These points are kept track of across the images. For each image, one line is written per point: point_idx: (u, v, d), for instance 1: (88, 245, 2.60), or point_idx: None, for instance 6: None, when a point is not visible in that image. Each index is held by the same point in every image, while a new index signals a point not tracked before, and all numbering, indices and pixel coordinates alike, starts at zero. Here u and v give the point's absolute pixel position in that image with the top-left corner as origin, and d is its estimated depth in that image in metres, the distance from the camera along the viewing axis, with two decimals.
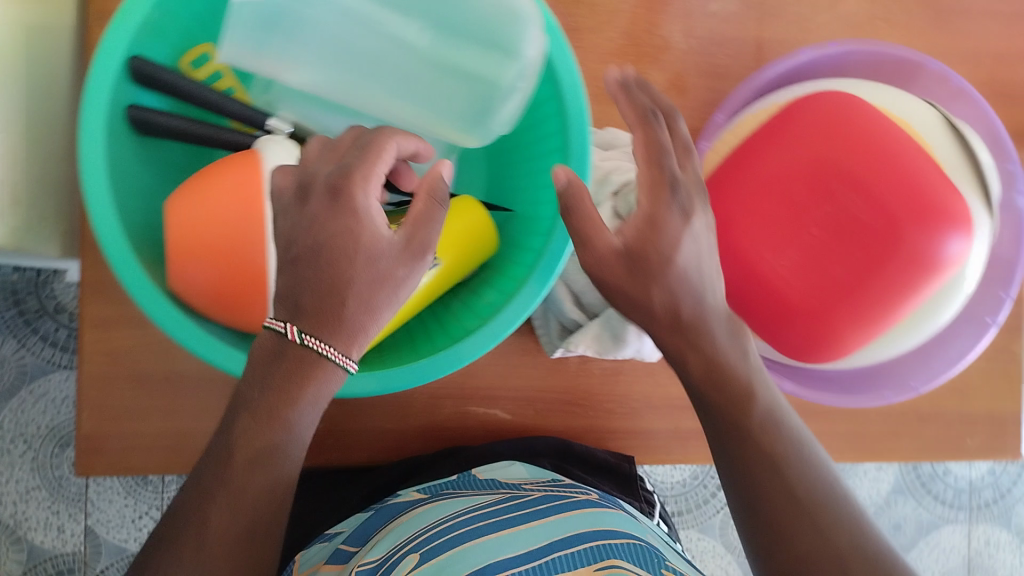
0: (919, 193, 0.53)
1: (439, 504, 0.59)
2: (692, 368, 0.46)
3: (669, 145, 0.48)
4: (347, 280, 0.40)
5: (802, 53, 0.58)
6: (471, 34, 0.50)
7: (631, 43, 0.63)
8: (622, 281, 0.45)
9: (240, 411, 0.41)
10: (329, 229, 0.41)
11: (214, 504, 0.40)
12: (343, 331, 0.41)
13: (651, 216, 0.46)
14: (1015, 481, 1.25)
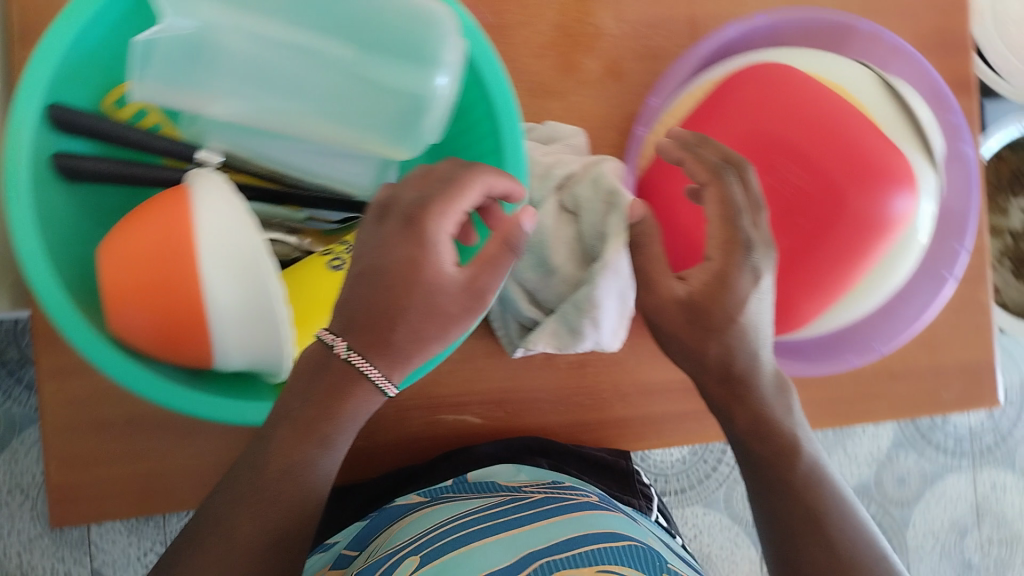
0: (860, 156, 0.53)
1: (444, 506, 0.62)
2: (729, 400, 0.52)
3: (744, 203, 0.50)
4: (404, 307, 0.43)
5: (728, 28, 0.57)
6: (392, 44, 0.50)
7: (563, 35, 0.62)
8: (683, 329, 0.51)
9: (282, 423, 0.43)
10: (394, 253, 0.44)
11: (242, 510, 0.43)
12: (392, 357, 0.44)
13: (721, 275, 0.50)
14: (1015, 422, 1.24)
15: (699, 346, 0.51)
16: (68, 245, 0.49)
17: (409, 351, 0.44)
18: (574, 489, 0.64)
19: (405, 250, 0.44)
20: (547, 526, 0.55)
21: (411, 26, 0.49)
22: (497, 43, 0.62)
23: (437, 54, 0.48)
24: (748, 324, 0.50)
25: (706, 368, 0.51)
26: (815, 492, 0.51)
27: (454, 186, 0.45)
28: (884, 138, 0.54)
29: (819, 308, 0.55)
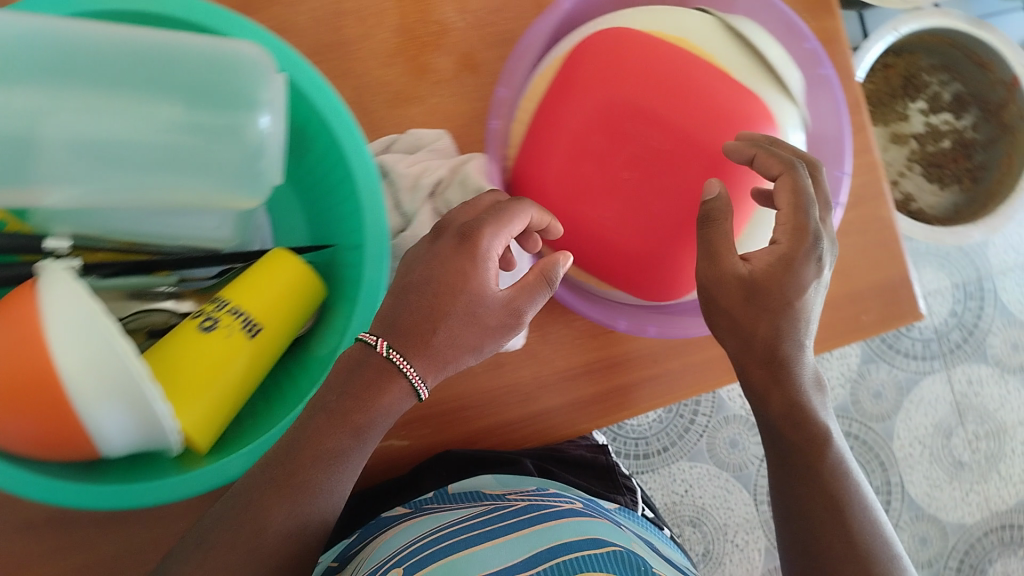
0: (711, 106, 0.53)
1: (424, 518, 0.57)
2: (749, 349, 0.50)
3: (813, 194, 0.49)
4: (445, 312, 0.47)
5: (563, 2, 0.56)
6: (213, 91, 0.48)
7: (408, 38, 0.60)
8: (738, 308, 0.49)
9: (328, 412, 0.44)
10: (447, 264, 0.47)
11: (272, 506, 0.42)
12: (430, 357, 0.47)
13: (789, 259, 0.48)
14: (979, 314, 1.23)
15: (748, 321, 0.49)
16: None
17: (447, 354, 0.47)
18: (559, 495, 0.60)
19: (455, 260, 0.47)
20: (532, 533, 0.51)
21: (225, 68, 0.48)
22: (342, 61, 0.60)
23: (263, 90, 0.47)
24: (802, 308, 0.49)
25: (752, 346, 0.50)
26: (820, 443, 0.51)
27: (506, 209, 0.48)
28: (731, 81, 0.54)
29: None
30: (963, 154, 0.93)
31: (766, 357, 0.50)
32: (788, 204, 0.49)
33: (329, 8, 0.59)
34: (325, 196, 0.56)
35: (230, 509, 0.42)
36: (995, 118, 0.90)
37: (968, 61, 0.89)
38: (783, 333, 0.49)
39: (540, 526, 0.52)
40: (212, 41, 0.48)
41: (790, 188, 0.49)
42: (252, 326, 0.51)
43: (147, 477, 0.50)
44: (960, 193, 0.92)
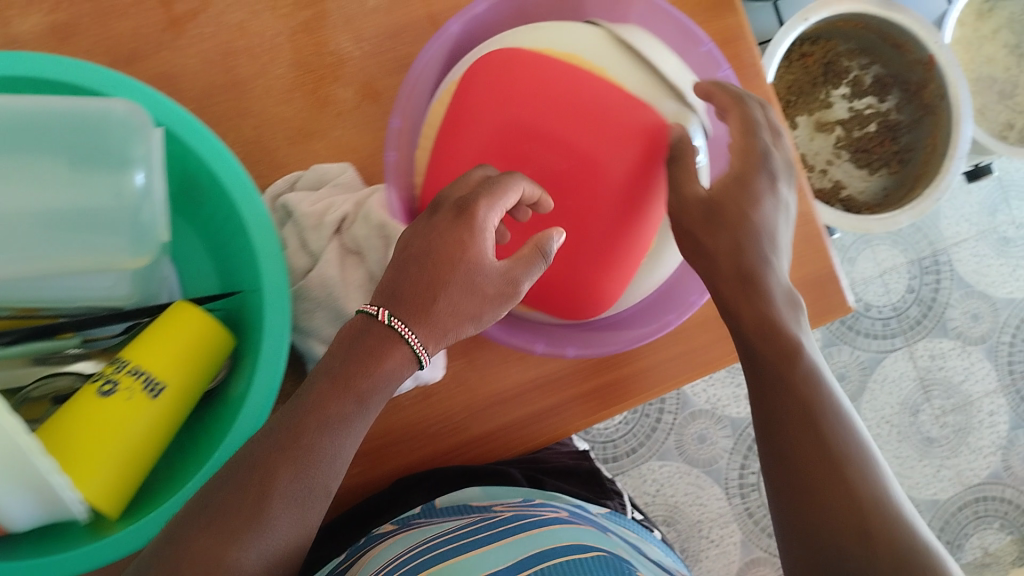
0: (608, 122, 0.51)
1: (410, 534, 0.55)
2: (735, 303, 0.50)
3: (763, 121, 0.54)
4: (444, 281, 0.46)
5: (450, 26, 0.54)
6: (88, 152, 0.47)
7: (305, 72, 0.59)
8: (699, 228, 0.51)
9: (333, 379, 0.44)
10: (443, 238, 0.46)
11: (278, 479, 0.41)
12: (431, 326, 0.46)
13: (742, 174, 0.52)
14: (936, 287, 1.23)
15: (710, 240, 0.51)
16: None
17: (447, 323, 0.47)
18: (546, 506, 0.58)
19: (452, 231, 0.46)
20: (520, 541, 0.50)
21: (99, 127, 0.47)
22: (238, 100, 0.59)
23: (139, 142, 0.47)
24: (764, 221, 0.51)
25: (719, 265, 0.50)
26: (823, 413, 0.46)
27: (499, 182, 0.47)
28: (626, 97, 0.52)
29: (620, 279, 0.55)
30: (888, 137, 0.90)
31: (734, 275, 0.50)
32: (738, 132, 0.53)
33: (218, 48, 0.58)
34: (227, 240, 0.55)
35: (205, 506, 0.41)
36: (918, 98, 0.87)
37: (884, 44, 0.86)
38: (744, 247, 0.50)
39: (528, 533, 0.51)
40: (79, 101, 0.47)
41: (742, 120, 0.54)
42: (155, 386, 0.50)
43: (60, 545, 0.49)
44: (888, 177, 0.90)
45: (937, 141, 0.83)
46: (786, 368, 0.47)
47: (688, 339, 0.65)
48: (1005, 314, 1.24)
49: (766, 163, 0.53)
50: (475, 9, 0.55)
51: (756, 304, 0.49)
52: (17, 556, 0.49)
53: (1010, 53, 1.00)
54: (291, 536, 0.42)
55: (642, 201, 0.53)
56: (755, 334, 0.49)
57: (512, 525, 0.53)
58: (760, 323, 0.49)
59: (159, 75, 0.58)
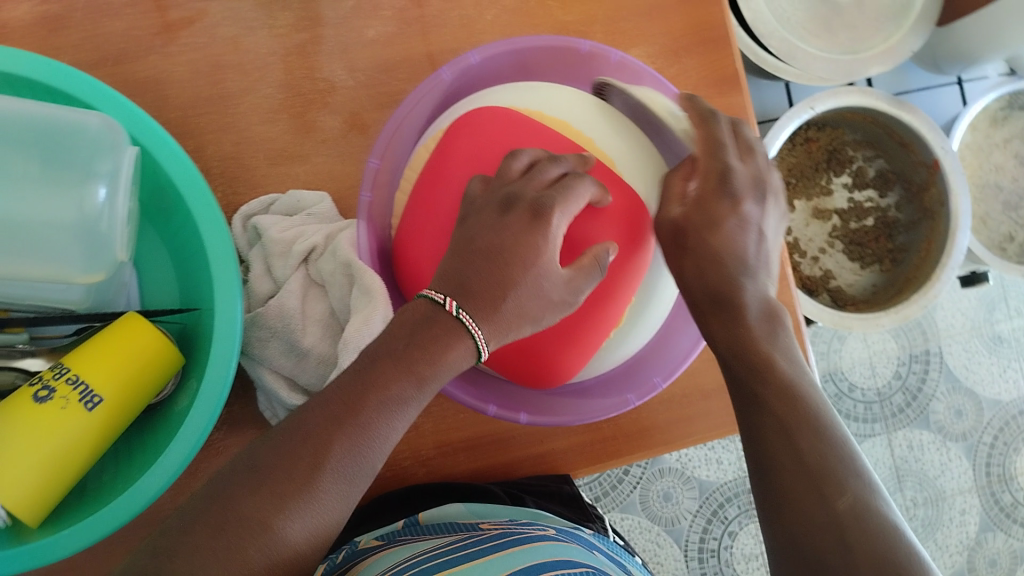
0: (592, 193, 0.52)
1: (392, 551, 0.52)
2: (718, 337, 0.49)
3: (728, 140, 0.51)
4: (513, 280, 0.44)
5: (442, 73, 0.55)
6: (64, 158, 0.47)
7: (293, 94, 0.59)
8: (669, 248, 0.51)
9: (397, 360, 0.42)
10: (518, 237, 0.45)
11: (332, 448, 0.39)
12: (497, 323, 0.44)
13: (703, 199, 0.50)
14: (924, 377, 1.21)
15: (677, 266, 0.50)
16: None
17: (512, 322, 0.44)
18: (537, 523, 0.55)
19: (524, 228, 0.45)
20: (505, 557, 0.47)
21: (72, 137, 0.47)
22: (223, 114, 0.59)
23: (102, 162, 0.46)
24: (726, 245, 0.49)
25: (695, 294, 0.50)
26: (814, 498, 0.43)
27: (570, 190, 0.47)
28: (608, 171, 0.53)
29: (582, 357, 0.53)
30: (885, 234, 0.89)
31: (707, 299, 0.49)
32: (702, 155, 0.51)
33: (209, 60, 0.59)
34: (192, 256, 0.54)
35: (233, 476, 0.39)
36: (918, 199, 0.87)
37: (890, 140, 0.86)
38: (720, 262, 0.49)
39: (517, 549, 0.48)
40: (61, 111, 0.47)
41: (708, 140, 0.51)
42: (92, 398, 0.49)
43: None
44: (880, 274, 0.89)
45: (931, 247, 0.83)
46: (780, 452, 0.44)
47: (649, 414, 0.65)
48: (989, 416, 1.23)
49: (727, 187, 0.50)
50: (469, 60, 0.56)
51: (732, 326, 0.48)
52: None
53: (1019, 164, 0.99)
54: (336, 515, 0.39)
55: (615, 281, 0.53)
56: (729, 353, 0.48)
57: (497, 545, 0.50)
58: (732, 347, 0.47)
59: (146, 77, 0.58)
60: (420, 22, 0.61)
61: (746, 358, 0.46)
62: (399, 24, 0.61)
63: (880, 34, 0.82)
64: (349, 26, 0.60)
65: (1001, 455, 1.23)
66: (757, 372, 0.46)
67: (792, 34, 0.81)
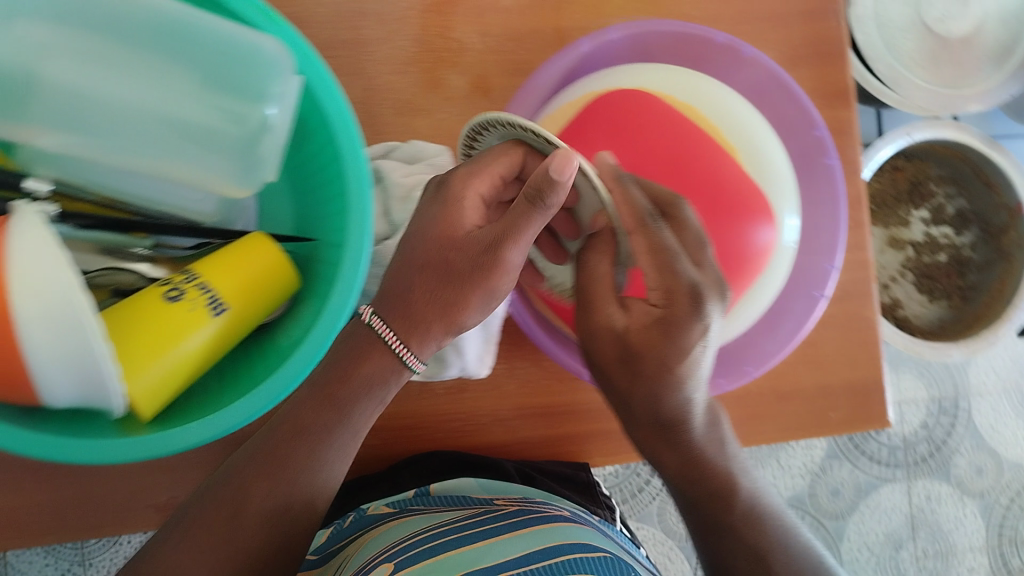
0: (723, 189, 0.52)
1: (403, 521, 0.57)
2: (669, 463, 0.50)
3: (678, 247, 0.46)
4: (411, 286, 0.48)
5: (579, 44, 0.56)
6: (233, 76, 0.48)
7: (425, 50, 0.61)
8: (615, 365, 0.49)
9: (314, 389, 0.47)
10: (428, 214, 0.49)
11: (254, 483, 0.44)
12: (409, 321, 0.48)
13: (670, 322, 0.46)
14: (949, 430, 1.23)
15: (628, 384, 0.48)
16: None
17: (419, 319, 0.47)
18: (554, 503, 0.58)
19: (434, 207, 0.49)
20: (504, 546, 0.49)
21: (243, 54, 0.47)
22: (356, 59, 0.60)
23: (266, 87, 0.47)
24: (687, 371, 0.47)
25: (635, 413, 0.49)
26: (772, 543, 0.48)
27: (484, 162, 0.49)
28: (742, 177, 0.53)
29: None
30: (956, 271, 0.94)
31: (652, 423, 0.49)
32: (659, 269, 0.46)
33: (349, 5, 0.60)
34: (321, 188, 0.55)
35: (177, 522, 0.43)
36: (995, 240, 0.91)
37: (975, 180, 0.90)
38: (664, 398, 0.47)
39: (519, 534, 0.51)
40: (233, 27, 0.46)
41: (654, 252, 0.46)
42: (217, 305, 0.51)
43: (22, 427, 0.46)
44: (946, 308, 0.93)
45: (1005, 287, 0.86)
46: (721, 512, 0.49)
47: None
48: (1008, 477, 1.24)
49: (699, 311, 0.45)
50: (608, 34, 0.57)
51: (688, 459, 0.50)
52: (35, 429, 0.47)
53: None
54: (265, 518, 0.43)
55: (733, 277, 0.53)
56: (684, 482, 0.50)
57: (504, 519, 0.55)
58: (679, 472, 0.50)
59: (288, 13, 0.59)
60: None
61: (703, 483, 0.50)
62: None
63: (980, 75, 0.86)
64: None
65: (1016, 518, 1.24)
66: (715, 500, 0.50)
67: (899, 62, 0.84)
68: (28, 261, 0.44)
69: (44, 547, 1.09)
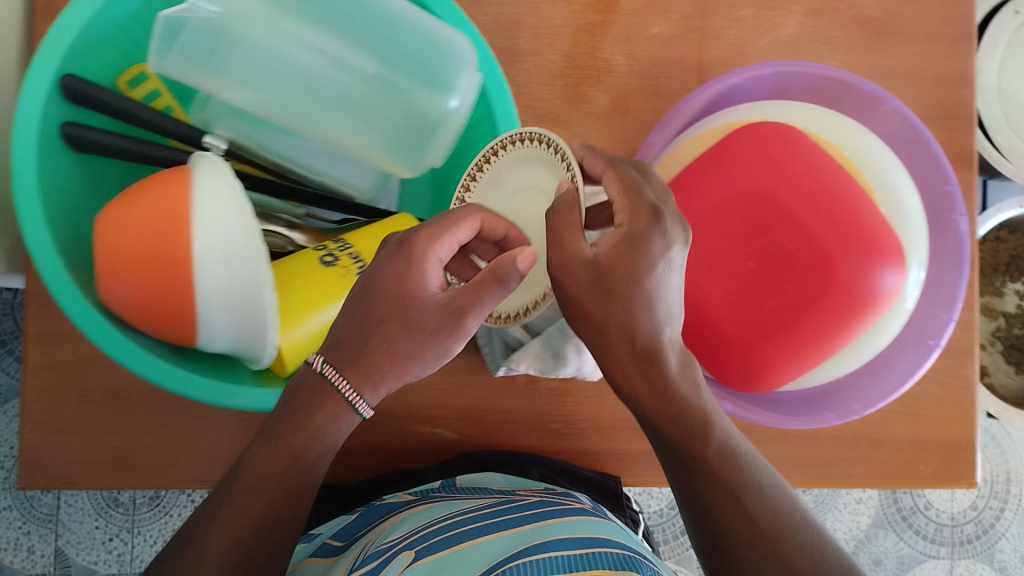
0: (854, 228, 0.53)
1: (422, 510, 0.57)
2: (646, 404, 0.42)
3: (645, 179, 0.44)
4: (365, 343, 0.44)
5: (732, 75, 0.58)
6: (417, 65, 0.50)
7: (573, 66, 0.63)
8: (584, 295, 0.42)
9: (266, 436, 0.44)
10: (384, 274, 0.45)
11: (214, 525, 0.42)
12: (366, 371, 0.44)
13: (634, 235, 0.42)
14: (998, 515, 1.22)
15: (599, 311, 0.42)
16: (71, 217, 0.50)
17: (378, 366, 0.44)
18: (574, 495, 0.59)
19: (394, 264, 0.45)
20: (529, 535, 0.50)
21: (433, 47, 0.49)
22: (508, 67, 0.62)
23: (450, 79, 0.49)
24: (655, 290, 0.42)
25: (607, 337, 0.42)
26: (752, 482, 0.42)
27: (450, 222, 0.46)
28: (882, 221, 0.54)
29: (797, 371, 0.56)
30: None
31: (630, 353, 0.42)
32: (624, 194, 0.43)
33: (508, 16, 0.62)
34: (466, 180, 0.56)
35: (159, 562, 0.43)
36: None
37: None
38: (638, 316, 0.42)
39: (545, 524, 0.51)
40: (429, 23, 0.49)
41: (624, 183, 0.44)
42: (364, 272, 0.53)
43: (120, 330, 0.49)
44: None
45: None
46: (696, 445, 0.42)
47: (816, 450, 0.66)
48: None
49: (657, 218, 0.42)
50: (761, 70, 0.58)
51: (663, 392, 0.42)
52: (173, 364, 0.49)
53: None
54: (230, 560, 0.41)
55: (857, 315, 0.54)
56: (662, 420, 0.42)
57: (528, 508, 0.56)
58: (657, 407, 0.42)
59: None
60: (700, 32, 0.64)
61: (682, 420, 0.42)
62: (682, 29, 0.64)
63: None
64: (637, 19, 0.63)
65: None
66: (689, 436, 0.42)
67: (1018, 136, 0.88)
68: (213, 217, 0.46)
69: (95, 500, 1.08)
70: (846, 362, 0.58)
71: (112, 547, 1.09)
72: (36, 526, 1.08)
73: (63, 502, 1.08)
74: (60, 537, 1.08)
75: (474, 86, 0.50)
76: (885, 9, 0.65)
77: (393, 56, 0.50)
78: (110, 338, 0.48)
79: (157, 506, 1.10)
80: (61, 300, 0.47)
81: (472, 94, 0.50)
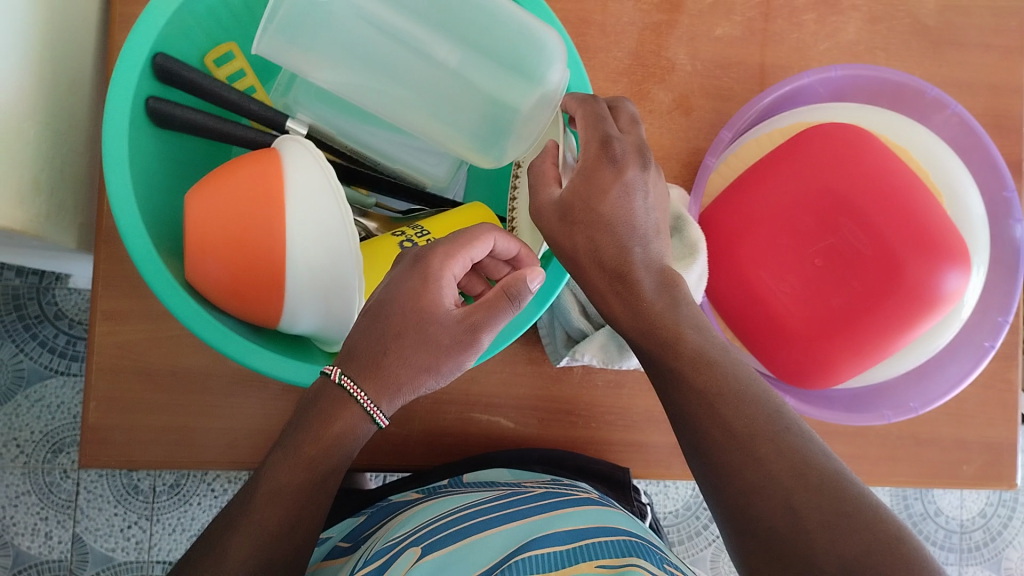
0: (923, 231, 0.54)
1: (434, 504, 0.57)
2: (622, 322, 0.46)
3: (608, 115, 0.47)
4: (382, 353, 0.42)
5: (804, 76, 0.59)
6: (505, 60, 0.49)
7: (638, 63, 0.63)
8: (555, 231, 0.46)
9: (286, 448, 0.42)
10: (404, 284, 0.43)
11: (234, 533, 0.41)
12: (382, 383, 0.42)
13: (585, 168, 0.46)
14: (1005, 523, 1.24)
15: (567, 243, 0.46)
16: (157, 196, 0.51)
17: (398, 379, 0.42)
18: (580, 485, 0.59)
19: (412, 279, 0.43)
20: (534, 524, 0.49)
21: (523, 40, 0.49)
22: None
23: (542, 75, 0.49)
24: (616, 214, 0.46)
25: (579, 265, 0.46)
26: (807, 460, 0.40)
27: (467, 233, 0.44)
28: (949, 226, 0.55)
29: (857, 368, 0.57)
30: None
31: (605, 274, 0.46)
32: (583, 130, 0.47)
33: (577, 13, 0.63)
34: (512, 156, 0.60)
35: (194, 551, 0.43)
36: None
37: None
38: (600, 241, 0.46)
39: (550, 515, 0.51)
40: (520, 12, 0.49)
41: (588, 118, 0.47)
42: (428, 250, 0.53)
43: (196, 301, 0.47)
44: None
45: None
46: (670, 358, 0.43)
47: (865, 449, 0.66)
48: None
49: (607, 151, 0.46)
50: (831, 72, 0.59)
51: (636, 308, 0.45)
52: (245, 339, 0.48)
53: None
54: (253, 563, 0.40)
55: (921, 315, 0.55)
56: (639, 336, 0.45)
57: (536, 501, 0.54)
58: (633, 327, 0.45)
59: None
60: (763, 34, 0.65)
61: (653, 338, 0.44)
62: (745, 30, 0.65)
63: None
64: (702, 19, 0.64)
65: None
66: (667, 351, 0.43)
67: None
68: (308, 201, 0.47)
69: (114, 487, 1.05)
70: (903, 362, 0.60)
71: (131, 534, 1.05)
72: (54, 511, 1.03)
73: (82, 488, 1.04)
74: (78, 523, 1.03)
75: (563, 83, 0.49)
76: (943, 19, 0.66)
77: (486, 51, 0.49)
78: (188, 310, 0.46)
79: (177, 494, 1.06)
80: (146, 272, 0.46)
81: (561, 91, 0.50)
